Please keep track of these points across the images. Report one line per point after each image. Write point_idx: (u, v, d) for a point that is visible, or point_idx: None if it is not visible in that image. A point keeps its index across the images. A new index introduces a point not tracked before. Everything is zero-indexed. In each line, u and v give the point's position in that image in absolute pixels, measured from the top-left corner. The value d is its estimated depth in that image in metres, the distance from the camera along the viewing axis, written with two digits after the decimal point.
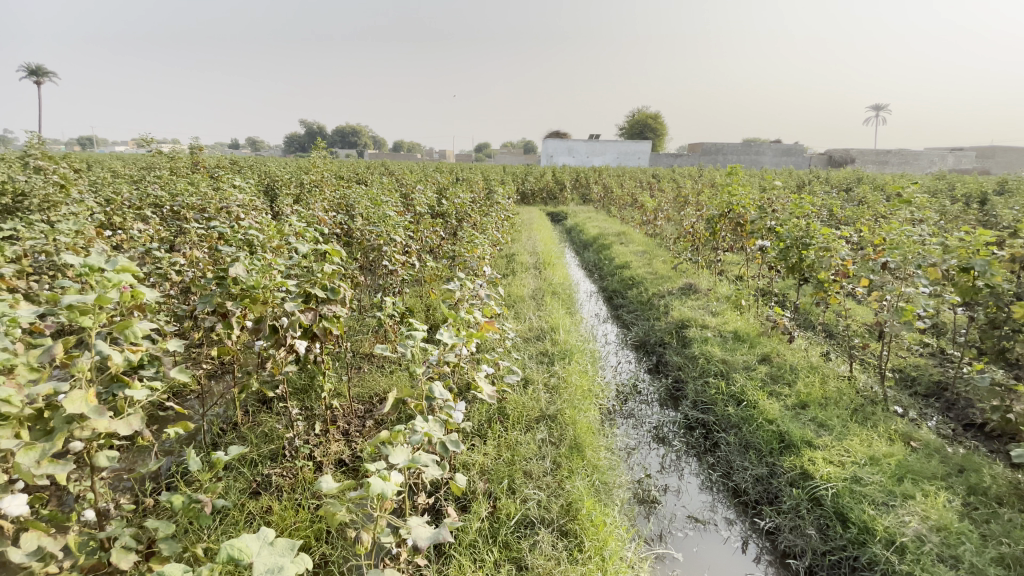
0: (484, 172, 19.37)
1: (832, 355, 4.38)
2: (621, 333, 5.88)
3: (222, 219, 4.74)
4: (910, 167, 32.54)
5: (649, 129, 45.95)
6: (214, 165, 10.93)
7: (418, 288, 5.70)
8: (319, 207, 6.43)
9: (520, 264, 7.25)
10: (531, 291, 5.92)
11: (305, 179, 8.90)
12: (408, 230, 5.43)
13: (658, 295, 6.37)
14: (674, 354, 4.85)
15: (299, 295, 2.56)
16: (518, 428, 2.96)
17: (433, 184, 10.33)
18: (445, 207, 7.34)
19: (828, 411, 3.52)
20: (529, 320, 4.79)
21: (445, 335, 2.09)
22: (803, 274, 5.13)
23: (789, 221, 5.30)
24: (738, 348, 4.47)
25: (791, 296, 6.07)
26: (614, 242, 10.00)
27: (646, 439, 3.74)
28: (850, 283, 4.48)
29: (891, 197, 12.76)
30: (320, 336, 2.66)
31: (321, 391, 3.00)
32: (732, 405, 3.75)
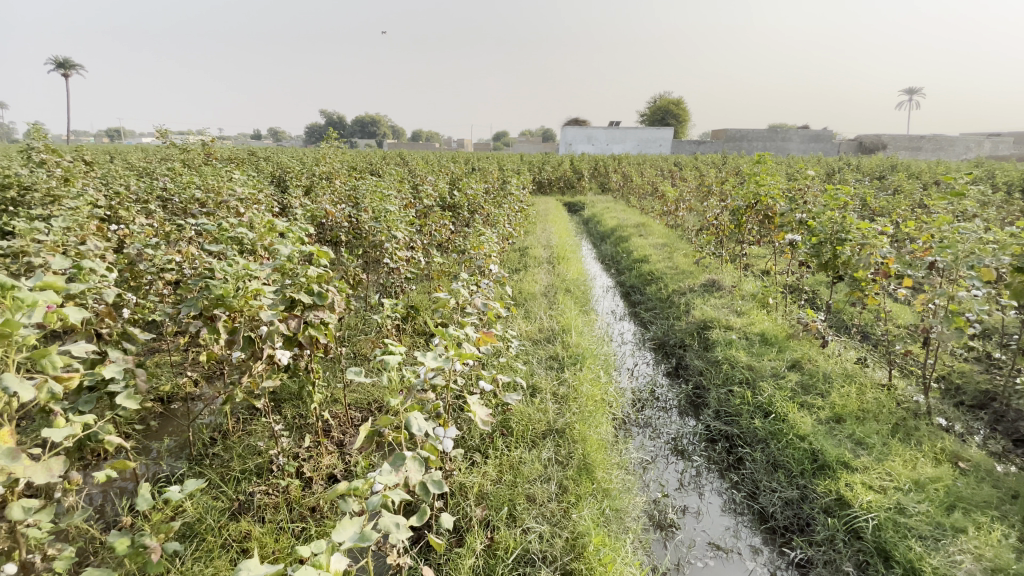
0: (500, 162, 19.06)
1: (869, 362, 4.03)
2: (638, 333, 5.59)
3: (223, 213, 4.58)
4: (947, 153, 31.07)
5: (671, 116, 44.89)
6: (228, 157, 10.88)
7: (426, 284, 5.48)
8: (326, 200, 6.25)
9: (534, 258, 6.97)
10: (543, 288, 5.65)
11: (316, 170, 8.74)
12: (416, 224, 5.20)
13: (678, 292, 6.04)
14: (695, 357, 4.55)
15: (281, 301, 2.34)
16: (522, 445, 2.72)
17: (446, 175, 10.08)
18: (456, 199, 7.11)
19: (866, 426, 3.20)
20: (539, 321, 4.52)
21: (428, 356, 1.76)
22: (837, 272, 4.75)
23: (822, 214, 4.92)
24: (764, 353, 4.14)
25: (822, 294, 5.68)
26: (632, 234, 9.64)
27: (663, 452, 3.47)
28: (891, 283, 4.11)
29: (928, 185, 12.07)
30: (306, 344, 2.45)
31: (311, 401, 2.80)
32: (758, 417, 3.45)
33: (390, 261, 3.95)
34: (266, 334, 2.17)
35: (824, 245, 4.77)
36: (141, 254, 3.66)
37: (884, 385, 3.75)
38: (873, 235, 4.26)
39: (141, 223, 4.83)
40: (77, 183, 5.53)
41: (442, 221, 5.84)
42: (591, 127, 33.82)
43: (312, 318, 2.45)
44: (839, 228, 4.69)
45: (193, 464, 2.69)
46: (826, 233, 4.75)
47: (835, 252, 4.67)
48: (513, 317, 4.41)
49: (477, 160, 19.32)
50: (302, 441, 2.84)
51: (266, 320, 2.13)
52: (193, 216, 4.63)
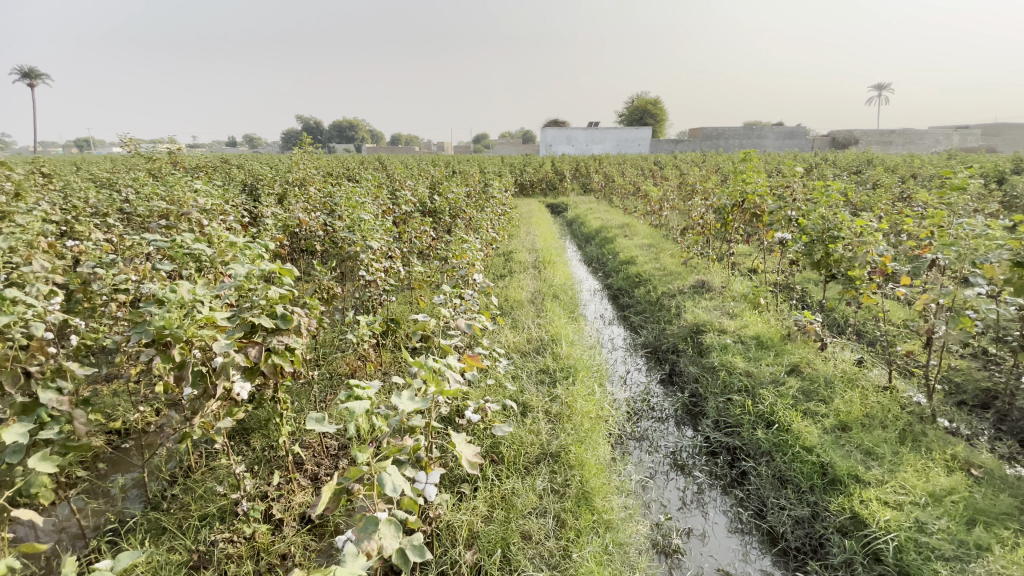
0: (481, 164, 18.83)
1: (867, 364, 3.90)
2: (629, 338, 5.41)
3: (185, 227, 4.26)
4: (916, 146, 31.83)
5: (649, 115, 45.24)
6: (197, 165, 10.45)
7: (407, 295, 5.22)
8: (299, 208, 5.95)
9: (519, 263, 6.76)
10: (529, 295, 5.45)
11: (290, 177, 8.42)
12: (394, 232, 4.95)
13: (667, 295, 5.88)
14: (689, 363, 4.38)
15: (238, 327, 2.08)
16: (514, 473, 2.50)
17: (425, 179, 9.81)
18: (437, 204, 6.85)
19: (874, 434, 3.05)
20: (527, 331, 4.30)
21: (402, 399, 1.53)
22: (830, 271, 4.63)
23: (813, 211, 4.81)
24: (762, 357, 3.98)
25: (812, 292, 5.58)
26: (617, 235, 9.48)
27: (663, 468, 3.28)
28: (888, 282, 3.99)
29: (906, 180, 12.19)
30: (269, 374, 2.17)
31: (280, 433, 2.54)
32: (761, 428, 3.28)
33: (364, 275, 3.61)
34: (221, 368, 1.89)
35: (816, 243, 4.64)
36: (92, 273, 3.35)
37: (886, 387, 3.63)
38: (869, 232, 4.13)
39: (96, 238, 4.49)
40: (27, 197, 5.14)
41: (423, 228, 5.58)
42: (571, 128, 33.79)
43: (275, 344, 2.17)
44: (832, 225, 4.56)
45: (148, 509, 2.41)
46: (818, 231, 4.62)
47: (828, 250, 4.55)
48: (499, 327, 4.18)
49: (457, 163, 19.06)
50: (271, 477, 2.57)
51: (220, 352, 1.85)
52: (152, 230, 4.30)
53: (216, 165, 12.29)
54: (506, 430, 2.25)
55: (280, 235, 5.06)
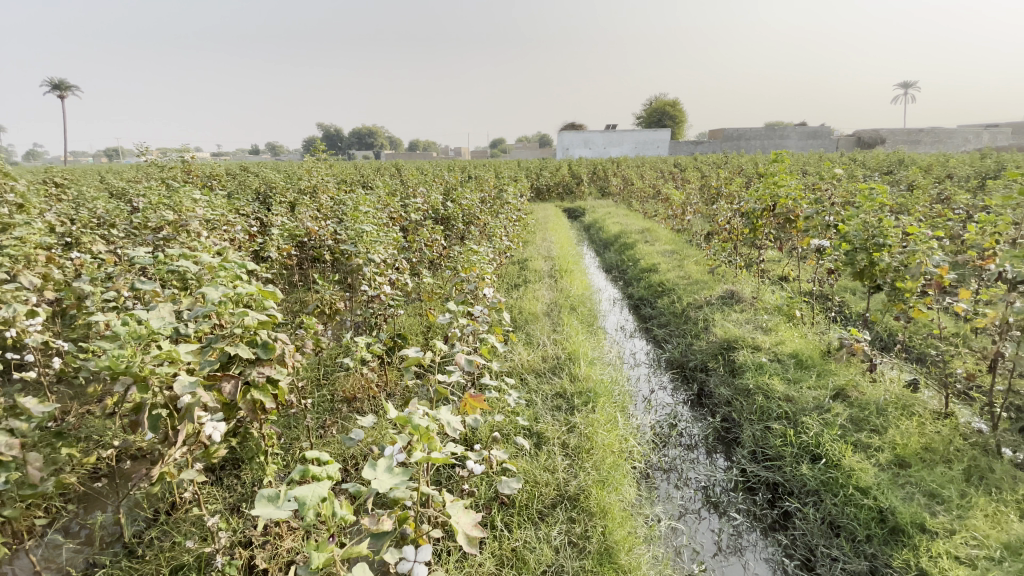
0: (497, 169, 18.60)
1: (922, 387, 3.49)
2: (652, 353, 5.07)
3: (185, 239, 4.07)
4: (948, 145, 30.68)
5: (668, 117, 44.68)
6: (211, 173, 10.41)
7: (417, 308, 4.97)
8: (308, 217, 5.76)
9: (535, 272, 6.47)
10: (545, 306, 5.14)
11: (302, 185, 8.27)
12: (401, 242, 4.70)
13: (693, 306, 5.52)
14: (720, 383, 4.02)
15: (212, 358, 1.83)
16: (527, 521, 2.20)
17: (439, 185, 9.60)
18: (449, 210, 6.61)
19: (939, 473, 2.66)
20: (544, 348, 4.00)
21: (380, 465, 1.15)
22: (875, 281, 4.22)
23: (855, 216, 4.41)
24: (802, 379, 3.61)
25: (851, 303, 5.16)
26: (637, 241, 9.12)
27: (694, 505, 2.94)
28: (945, 295, 3.57)
29: (943, 180, 11.54)
30: (247, 412, 1.91)
31: (265, 473, 2.28)
32: (806, 462, 2.93)
33: (366, 291, 3.34)
34: (185, 410, 1.63)
35: (859, 252, 4.25)
36: (79, 291, 3.15)
37: (946, 413, 3.22)
38: (922, 240, 3.73)
39: (94, 251, 4.33)
40: (32, 209, 5.04)
41: (435, 238, 5.33)
42: (588, 131, 33.38)
43: (255, 378, 1.91)
44: (878, 232, 4.16)
45: (120, 557, 2.17)
46: (861, 239, 4.22)
47: (872, 259, 4.15)
48: (513, 344, 3.89)
49: (472, 168, 18.89)
50: (257, 521, 2.32)
51: (182, 392, 1.59)
52: (152, 243, 4.14)
53: (232, 172, 12.31)
54: (515, 485, 1.95)
55: (285, 246, 4.86)
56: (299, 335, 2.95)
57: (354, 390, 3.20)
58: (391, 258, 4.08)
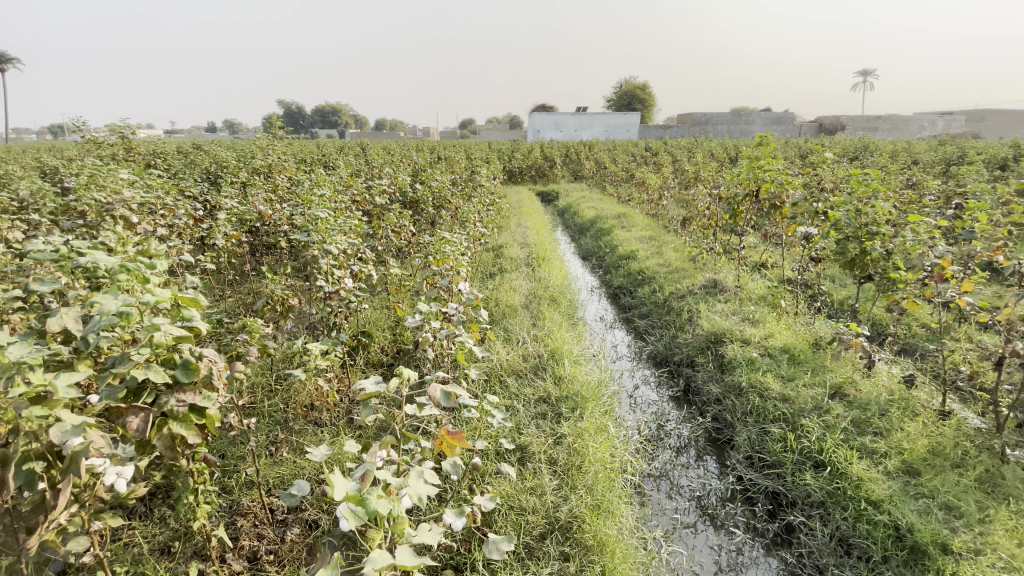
0: (467, 150, 18.01)
1: (918, 384, 3.35)
2: (634, 345, 4.83)
3: (112, 225, 3.55)
4: (904, 133, 31.66)
5: (638, 100, 44.63)
6: (156, 150, 9.55)
7: (384, 301, 4.57)
8: (261, 200, 5.23)
9: (510, 260, 6.12)
10: (522, 298, 4.82)
11: (256, 164, 7.61)
12: (364, 229, 4.27)
13: (676, 296, 5.29)
14: (709, 379, 3.80)
15: (116, 388, 1.46)
16: (513, 560, 1.90)
17: (407, 166, 9.05)
18: (419, 193, 6.16)
19: (951, 482, 2.49)
20: (523, 344, 3.69)
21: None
22: (866, 271, 4.07)
23: (848, 204, 4.21)
24: (797, 377, 3.41)
25: (835, 293, 5.03)
26: (614, 226, 8.88)
27: (690, 518, 2.70)
28: (946, 288, 3.41)
29: (909, 166, 11.68)
30: (163, 450, 1.54)
31: (199, 511, 1.90)
32: (809, 471, 2.73)
33: (322, 285, 2.92)
34: (67, 461, 1.26)
35: (850, 240, 4.08)
36: None
37: (945, 412, 3.08)
38: (923, 229, 3.56)
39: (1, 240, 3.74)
40: None
41: (403, 223, 4.90)
42: (559, 113, 32.90)
43: (173, 406, 1.55)
44: (871, 219, 4.00)
45: None
46: (854, 226, 4.05)
47: (864, 248, 4.00)
48: (489, 342, 3.56)
49: (442, 149, 18.28)
50: (189, 565, 1.95)
51: (61, 439, 1.22)
52: (72, 230, 3.58)
53: (182, 150, 11.43)
54: (506, 548, 1.60)
55: (234, 232, 4.35)
56: (241, 340, 2.54)
57: (311, 401, 2.81)
58: (353, 248, 3.66)
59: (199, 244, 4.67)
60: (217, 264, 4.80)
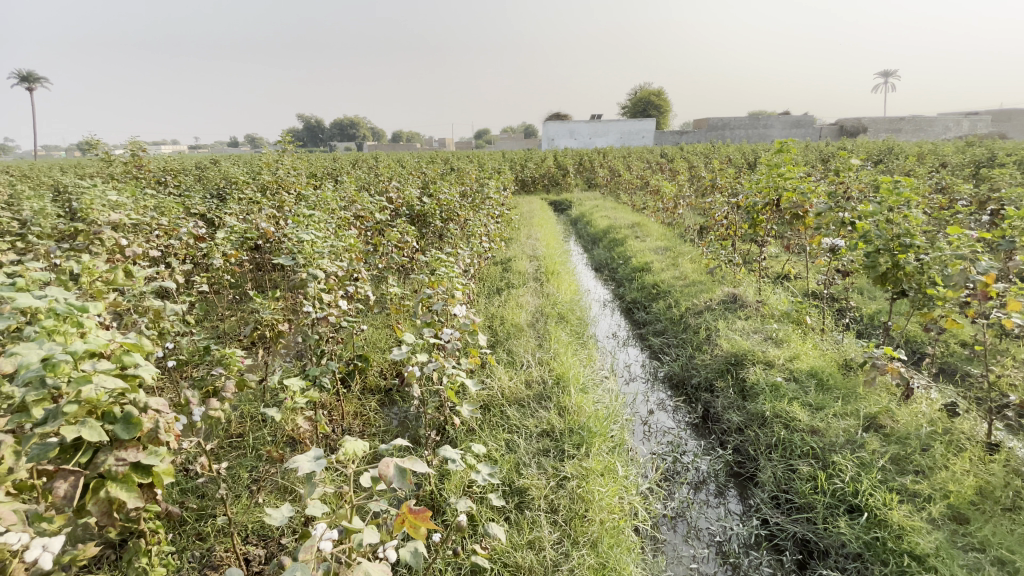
0: (479, 160, 17.93)
1: (963, 412, 3.04)
2: (648, 365, 4.57)
3: (101, 249, 3.44)
4: (929, 134, 30.75)
5: (653, 107, 44.40)
6: (169, 166, 9.61)
7: (385, 321, 4.39)
8: (263, 217, 5.11)
9: (519, 275, 5.91)
10: (530, 315, 4.60)
11: (264, 179, 7.57)
12: (363, 249, 4.12)
13: (693, 312, 5.01)
14: (729, 406, 3.53)
15: (45, 447, 1.30)
16: None
17: (417, 178, 8.95)
18: (425, 207, 6.00)
19: (1010, 530, 2.17)
20: (527, 369, 3.46)
21: None
22: (899, 286, 3.78)
23: (879, 214, 3.91)
24: (826, 405, 3.12)
25: (863, 309, 4.71)
26: (627, 236, 8.62)
27: (710, 567, 2.44)
28: (991, 307, 3.09)
29: (937, 169, 11.18)
30: (98, 516, 1.38)
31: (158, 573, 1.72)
32: (843, 516, 2.45)
33: (309, 310, 2.75)
34: None
35: (881, 253, 3.78)
36: None
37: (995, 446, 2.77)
38: (966, 242, 3.25)
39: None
40: None
41: (406, 239, 4.74)
42: (573, 121, 32.74)
43: (110, 465, 1.39)
44: (903, 229, 3.70)
45: None
46: (884, 238, 3.76)
47: (897, 262, 3.70)
48: (491, 367, 3.35)
49: (455, 160, 18.23)
50: None
51: None
52: (63, 255, 3.48)
53: (196, 166, 11.51)
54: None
55: (232, 251, 4.22)
56: (219, 374, 2.38)
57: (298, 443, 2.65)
58: (348, 268, 3.49)
59: (197, 264, 4.56)
60: (217, 284, 4.69)
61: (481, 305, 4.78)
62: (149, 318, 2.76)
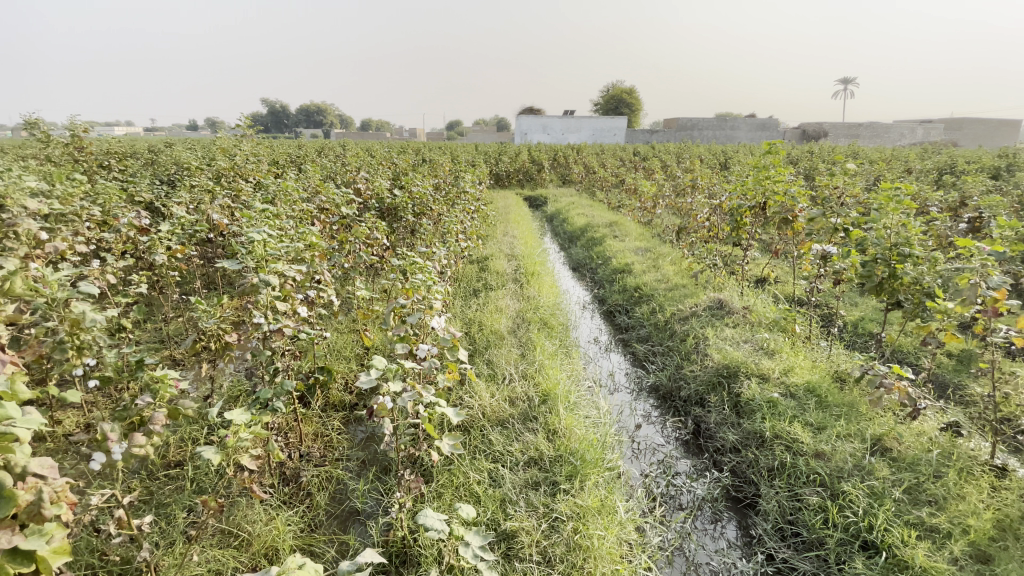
0: (453, 153, 17.46)
1: (966, 433, 2.92)
2: (633, 374, 4.33)
3: (15, 243, 2.94)
4: (888, 140, 31.94)
5: (626, 105, 44.69)
6: (114, 149, 8.83)
7: (351, 327, 4.01)
8: (216, 208, 4.62)
9: (496, 275, 5.60)
10: (510, 320, 4.31)
11: (220, 165, 6.98)
12: (328, 247, 3.72)
13: (678, 318, 4.81)
14: (722, 423, 3.32)
15: None
16: None
17: (388, 169, 8.49)
18: (397, 200, 5.60)
19: None
20: (510, 384, 3.16)
21: None
22: (894, 297, 3.66)
23: (877, 222, 3.76)
24: (828, 425, 2.95)
25: (849, 318, 4.62)
26: (605, 235, 8.43)
27: None
28: (998, 324, 2.96)
29: (903, 174, 11.43)
30: None
31: None
32: (859, 554, 2.27)
33: (262, 322, 2.36)
34: None
35: (878, 263, 3.64)
36: None
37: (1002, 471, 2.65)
38: (973, 255, 3.13)
39: None
40: None
41: (377, 237, 4.35)
42: (547, 116, 32.52)
43: None
44: (901, 238, 3.59)
45: None
46: (882, 246, 3.64)
47: (894, 272, 3.58)
48: (470, 382, 3.04)
49: (427, 151, 17.70)
50: None
51: None
52: None
53: (147, 150, 10.70)
54: None
55: (177, 248, 3.76)
56: (150, 405, 1.99)
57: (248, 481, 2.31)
58: (309, 270, 3.10)
59: (138, 259, 4.06)
60: (162, 283, 4.20)
61: (457, 309, 4.44)
62: (63, 331, 2.32)
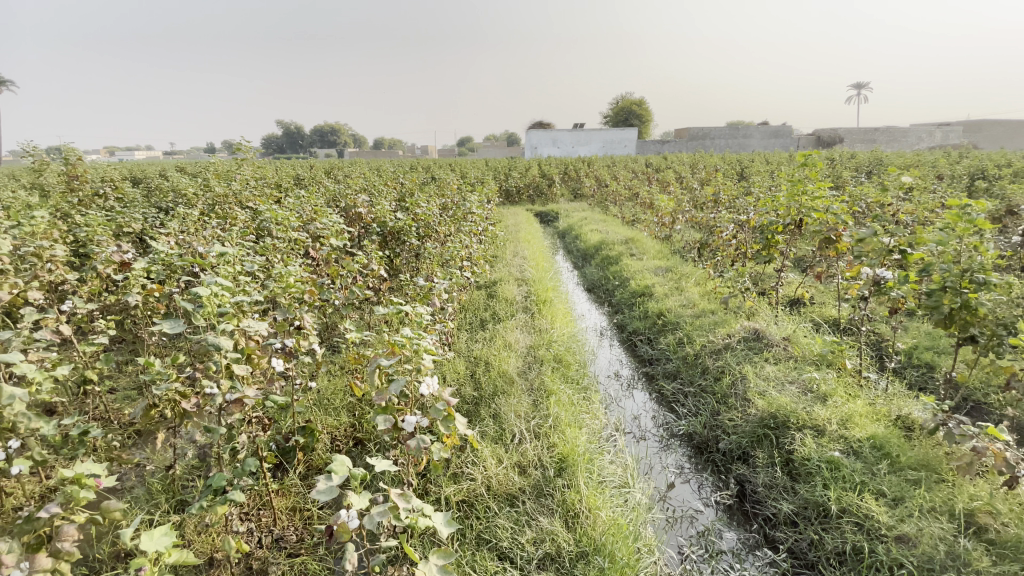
0: (461, 169, 17.19)
1: None
2: (660, 417, 3.83)
3: None
4: (909, 144, 31.04)
5: (636, 116, 44.37)
6: (113, 175, 8.63)
7: (343, 372, 3.58)
8: (201, 240, 4.28)
9: (505, 303, 5.15)
10: (521, 358, 3.85)
11: (217, 189, 6.69)
12: (312, 284, 3.30)
13: (710, 351, 4.30)
14: (773, 486, 2.82)
15: None
16: None
17: (393, 189, 8.15)
18: (398, 225, 5.21)
19: None
20: (520, 446, 2.70)
21: None
22: (966, 331, 3.12)
23: (940, 241, 3.23)
24: (906, 496, 2.43)
25: (903, 350, 4.08)
26: (621, 253, 7.96)
27: None
28: None
29: (937, 180, 10.74)
30: None
31: None
32: None
33: (213, 394, 1.95)
34: None
35: (946, 292, 3.11)
36: None
37: None
38: None
39: None
40: None
41: (371, 268, 3.94)
42: (557, 129, 32.27)
43: None
44: (974, 263, 3.05)
45: None
46: (950, 272, 3.11)
47: (967, 303, 3.05)
48: (474, 446, 2.58)
49: (436, 168, 17.47)
50: None
51: None
52: None
53: (150, 175, 10.56)
54: None
55: (150, 287, 3.40)
56: (62, 513, 1.59)
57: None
58: (284, 317, 2.69)
59: (113, 300, 3.72)
60: (141, 324, 3.86)
61: (462, 346, 4.01)
62: None
